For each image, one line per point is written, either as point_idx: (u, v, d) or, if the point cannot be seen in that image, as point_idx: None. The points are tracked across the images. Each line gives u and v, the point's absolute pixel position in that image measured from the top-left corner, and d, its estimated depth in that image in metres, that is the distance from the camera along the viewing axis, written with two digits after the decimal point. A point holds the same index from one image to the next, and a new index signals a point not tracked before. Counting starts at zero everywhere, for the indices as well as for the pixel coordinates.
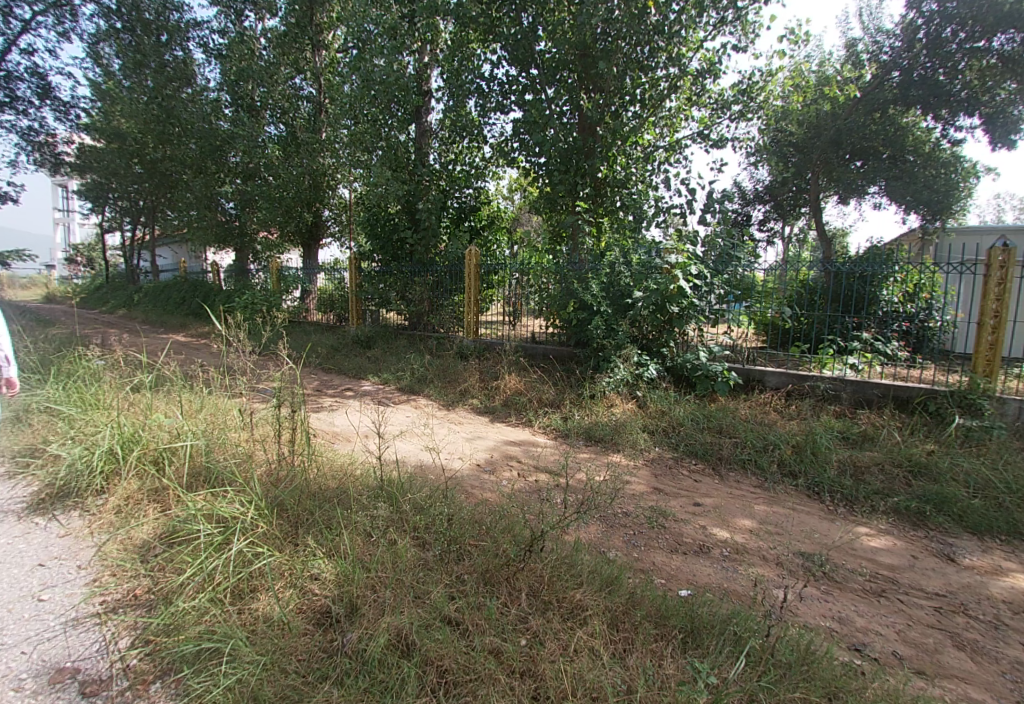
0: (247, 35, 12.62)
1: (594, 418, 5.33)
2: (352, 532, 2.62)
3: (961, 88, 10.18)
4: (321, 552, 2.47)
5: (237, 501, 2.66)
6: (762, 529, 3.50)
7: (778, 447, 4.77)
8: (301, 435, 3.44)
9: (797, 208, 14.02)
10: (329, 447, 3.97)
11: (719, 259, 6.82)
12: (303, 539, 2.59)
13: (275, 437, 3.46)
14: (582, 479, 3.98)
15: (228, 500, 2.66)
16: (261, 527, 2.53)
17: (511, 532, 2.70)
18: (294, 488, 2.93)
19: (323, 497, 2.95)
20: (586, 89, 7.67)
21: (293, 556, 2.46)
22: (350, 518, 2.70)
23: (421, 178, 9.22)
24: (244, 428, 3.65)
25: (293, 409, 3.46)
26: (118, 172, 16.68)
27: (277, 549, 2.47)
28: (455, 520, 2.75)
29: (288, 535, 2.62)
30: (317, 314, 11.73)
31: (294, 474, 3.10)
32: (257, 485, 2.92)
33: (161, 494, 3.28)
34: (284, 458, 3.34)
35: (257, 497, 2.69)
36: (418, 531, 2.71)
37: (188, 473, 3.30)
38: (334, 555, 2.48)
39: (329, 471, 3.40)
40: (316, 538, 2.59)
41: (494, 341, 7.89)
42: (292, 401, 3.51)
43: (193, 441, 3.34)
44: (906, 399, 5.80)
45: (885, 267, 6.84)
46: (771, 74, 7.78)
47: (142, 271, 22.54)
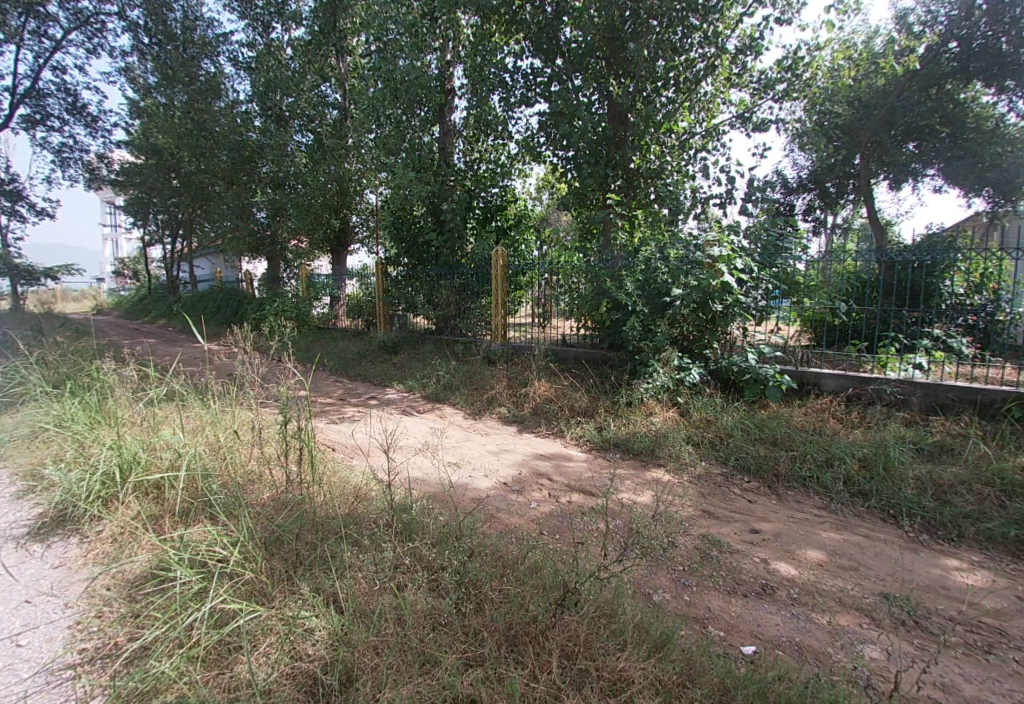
0: (273, 47, 12.77)
1: (632, 427, 4.89)
2: (355, 576, 2.29)
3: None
4: (318, 603, 2.15)
5: (222, 541, 2.37)
6: (832, 565, 3.04)
7: (844, 462, 4.25)
8: (306, 450, 3.12)
9: (844, 196, 13.15)
10: (342, 465, 3.66)
11: (766, 252, 6.26)
12: (298, 584, 2.27)
13: (281, 453, 3.15)
14: (621, 501, 3.56)
15: (211, 538, 2.36)
16: (247, 574, 2.22)
17: (540, 572, 2.31)
18: (294, 517, 2.61)
19: (328, 527, 2.63)
20: (616, 76, 7.20)
21: (284, 606, 2.15)
22: (352, 558, 2.38)
23: (446, 178, 8.93)
24: (252, 447, 3.38)
25: (296, 423, 3.13)
26: (156, 186, 17.06)
27: (265, 600, 2.16)
28: (473, 559, 2.40)
29: (281, 578, 2.31)
30: (345, 320, 11.59)
31: (296, 502, 2.79)
32: (254, 516, 2.63)
33: (159, 519, 2.99)
34: (290, 476, 3.02)
35: (242, 536, 2.38)
36: (433, 569, 2.36)
37: (188, 498, 3.04)
38: (333, 606, 2.16)
39: (341, 490, 3.08)
40: (314, 584, 2.28)
41: (523, 345, 7.52)
42: (299, 416, 3.21)
43: (189, 462, 3.06)
44: (987, 404, 5.16)
45: (952, 255, 6.19)
46: (819, 48, 7.16)
47: (181, 282, 23.09)
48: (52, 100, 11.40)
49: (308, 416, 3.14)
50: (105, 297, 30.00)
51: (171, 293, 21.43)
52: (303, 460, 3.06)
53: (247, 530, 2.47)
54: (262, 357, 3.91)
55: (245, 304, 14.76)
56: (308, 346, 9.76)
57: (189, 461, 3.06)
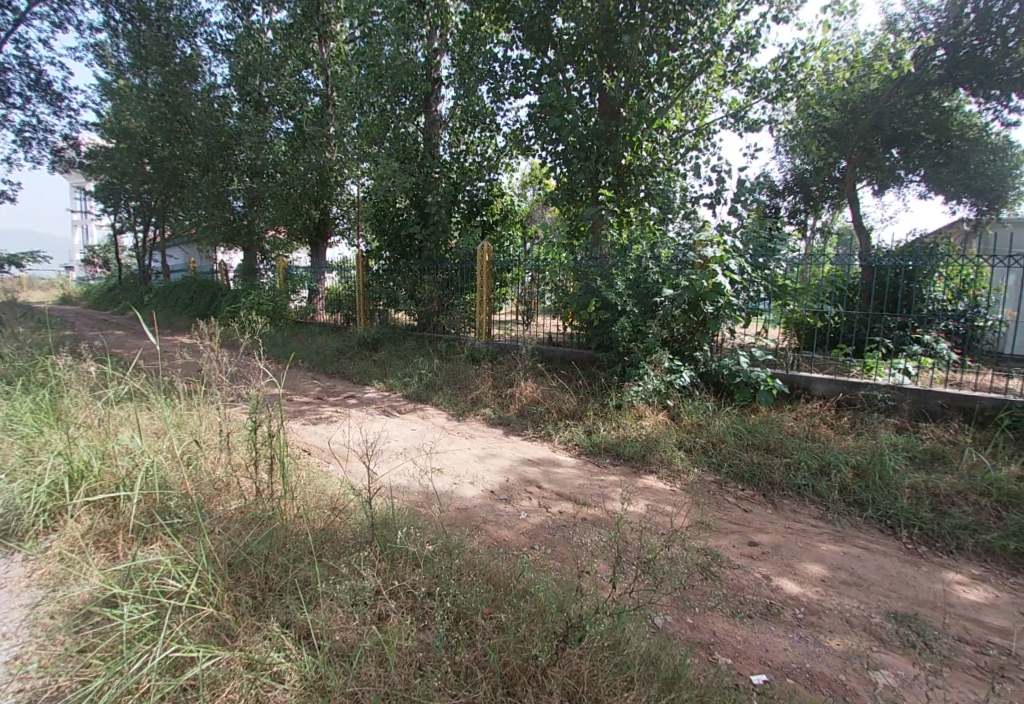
0: (253, 30, 12.31)
1: (621, 431, 4.73)
2: (331, 606, 2.07)
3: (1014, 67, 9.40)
4: (288, 642, 1.92)
5: (177, 572, 2.11)
6: (834, 580, 2.93)
7: (839, 470, 4.14)
8: (276, 457, 2.88)
9: (828, 200, 13.21)
10: (316, 472, 3.42)
11: (758, 252, 6.13)
12: (265, 618, 2.03)
13: (250, 460, 2.89)
14: (614, 511, 3.39)
15: (163, 569, 2.09)
16: (207, 608, 1.97)
17: (536, 598, 2.13)
18: (262, 535, 2.37)
19: (300, 544, 2.39)
20: (609, 69, 7.01)
21: (250, 646, 1.91)
22: (327, 586, 2.15)
23: (431, 170, 8.68)
24: (219, 452, 3.11)
25: (268, 428, 2.88)
26: (127, 171, 16.40)
27: (226, 641, 1.92)
28: (462, 583, 2.20)
29: (247, 610, 2.07)
30: (324, 314, 11.24)
31: (265, 515, 2.54)
32: (216, 536, 2.37)
33: (111, 537, 2.72)
34: (260, 485, 2.77)
35: (201, 564, 2.13)
36: (417, 595, 2.16)
37: (144, 513, 2.76)
38: (305, 643, 1.93)
39: (315, 502, 2.84)
40: (285, 618, 2.04)
41: (508, 343, 7.31)
42: (268, 420, 2.95)
43: (145, 472, 2.81)
44: (977, 411, 5.12)
45: (940, 260, 6.18)
46: (814, 48, 7.07)
47: (153, 272, 22.30)
48: (12, 75, 10.78)
49: (280, 421, 2.89)
50: (74, 285, 28.91)
51: (143, 282, 20.68)
52: (274, 469, 2.81)
53: (209, 553, 2.22)
54: (230, 354, 3.64)
55: (219, 295, 14.25)
56: (284, 342, 9.40)
57: (147, 470, 2.80)
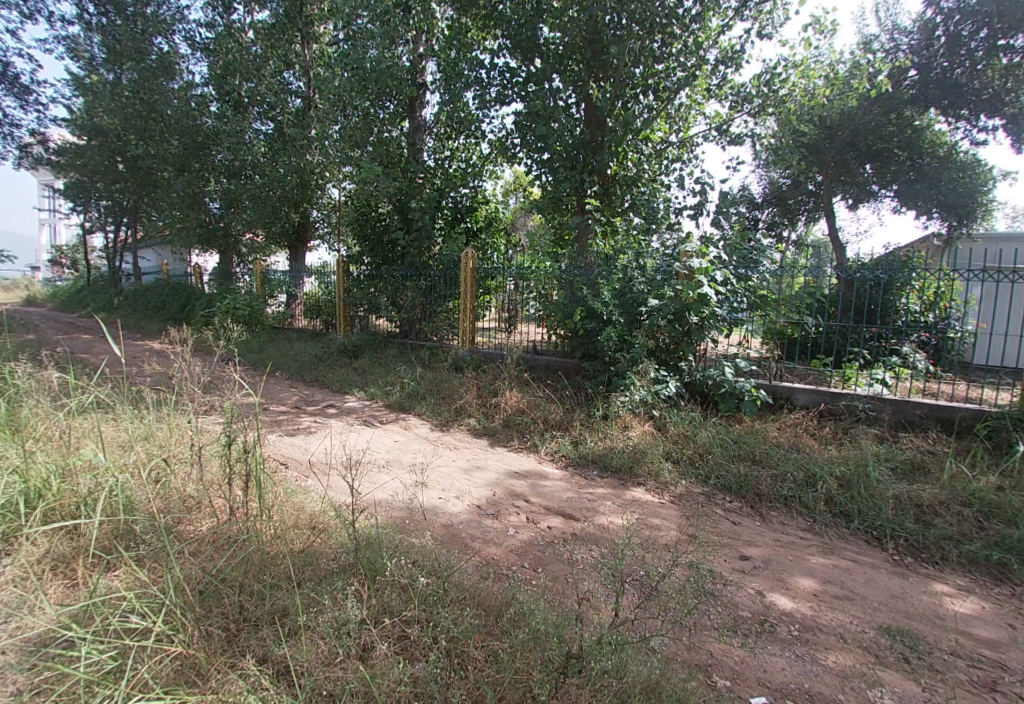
0: (234, 29, 12.09)
1: (608, 442, 4.67)
2: (312, 637, 1.95)
3: (973, 89, 10.02)
4: (267, 680, 1.80)
5: (142, 607, 1.96)
6: (827, 595, 2.91)
7: (824, 481, 4.15)
8: (251, 475, 2.74)
9: (805, 213, 13.49)
10: (294, 487, 3.27)
11: (743, 262, 6.13)
12: (240, 655, 1.90)
13: (224, 477, 2.75)
14: (604, 526, 3.32)
15: (127, 605, 1.93)
16: (176, 648, 1.83)
17: (530, 626, 2.08)
18: (236, 561, 2.23)
19: (277, 569, 2.27)
20: (595, 78, 7.02)
21: (224, 685, 1.78)
22: (307, 617, 2.04)
23: (414, 176, 8.59)
24: (191, 467, 2.94)
25: (242, 444, 2.75)
26: (98, 170, 15.91)
27: (198, 682, 1.78)
28: (451, 610, 2.11)
29: (220, 646, 1.94)
30: (303, 320, 11.00)
31: (240, 538, 2.41)
32: (187, 562, 2.23)
33: (71, 564, 2.44)
34: (234, 505, 2.63)
35: (169, 598, 1.98)
36: (404, 623, 2.06)
37: (110, 536, 2.52)
38: (284, 681, 1.82)
39: (293, 521, 2.71)
40: (261, 653, 1.92)
41: (492, 352, 7.22)
42: (242, 432, 2.80)
43: (109, 489, 2.60)
44: (954, 422, 5.20)
45: (917, 274, 6.31)
46: (796, 65, 7.20)
47: (124, 274, 21.61)
48: None
49: (256, 435, 2.76)
50: (39, 287, 27.88)
51: (112, 285, 20.00)
52: (249, 487, 2.68)
53: (178, 584, 2.08)
54: (204, 363, 3.47)
55: (193, 299, 13.86)
56: (260, 348, 9.13)
57: (111, 489, 2.61)
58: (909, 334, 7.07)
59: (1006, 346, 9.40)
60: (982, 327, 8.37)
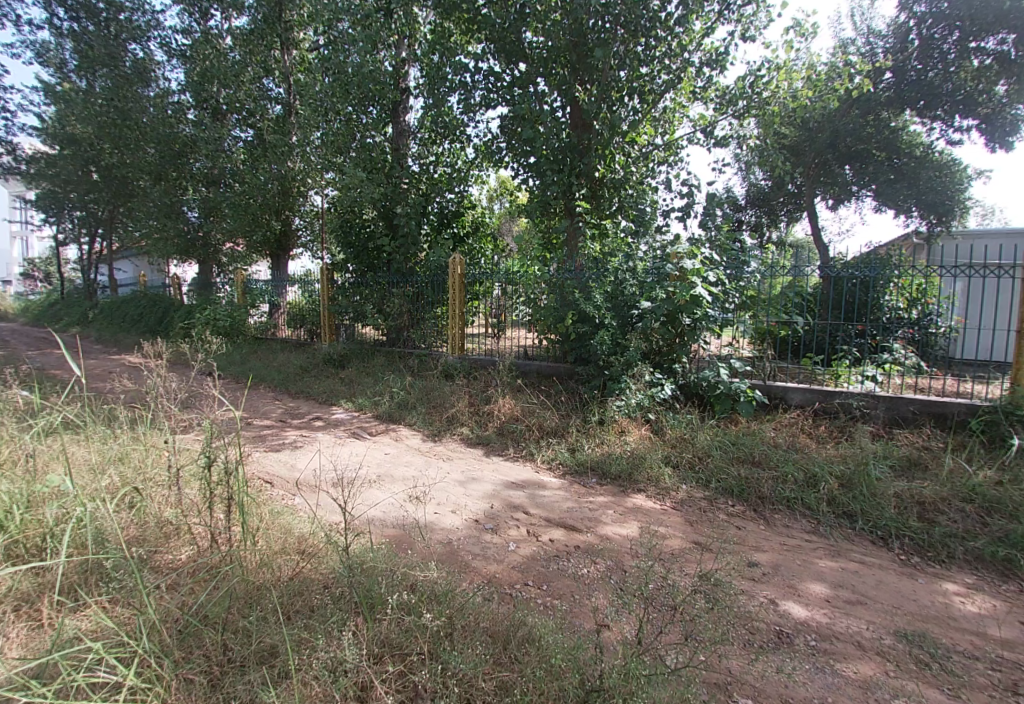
0: (211, 35, 11.89)
1: (605, 448, 4.56)
2: (305, 679, 1.81)
3: (945, 91, 10.31)
4: None
5: (111, 657, 1.77)
6: (838, 601, 2.84)
7: (826, 480, 4.09)
8: (234, 498, 2.58)
9: (787, 214, 13.61)
10: (280, 507, 3.11)
11: (734, 263, 6.10)
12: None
13: (204, 502, 2.58)
14: (607, 537, 3.21)
15: (94, 655, 1.74)
16: None
17: (543, 657, 1.96)
18: (218, 595, 2.08)
19: (264, 605, 2.11)
20: (581, 81, 6.95)
21: None
22: (300, 657, 1.88)
23: (399, 181, 8.47)
24: (170, 492, 2.76)
25: (222, 466, 2.59)
26: (71, 180, 15.51)
27: None
28: (457, 643, 1.99)
29: (202, 696, 1.76)
30: (287, 330, 10.77)
31: (222, 568, 2.24)
32: (164, 600, 2.06)
33: (35, 601, 2.19)
34: (216, 531, 2.47)
35: (142, 645, 1.79)
36: (407, 661, 1.94)
37: (80, 568, 2.29)
38: None
39: (280, 546, 2.56)
40: (249, 698, 1.76)
41: (482, 358, 7.10)
42: (221, 454, 2.63)
43: (78, 519, 2.39)
44: (948, 418, 5.20)
45: (905, 271, 6.35)
46: (779, 67, 7.22)
47: (100, 287, 21.01)
48: None
49: (237, 456, 2.60)
50: (11, 301, 27.02)
51: (87, 298, 19.47)
52: (232, 512, 2.52)
53: (153, 624, 1.92)
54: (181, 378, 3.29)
55: (172, 310, 13.50)
56: (242, 360, 8.89)
57: (79, 519, 2.43)
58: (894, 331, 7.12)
59: (988, 340, 9.54)
60: (965, 322, 8.48)
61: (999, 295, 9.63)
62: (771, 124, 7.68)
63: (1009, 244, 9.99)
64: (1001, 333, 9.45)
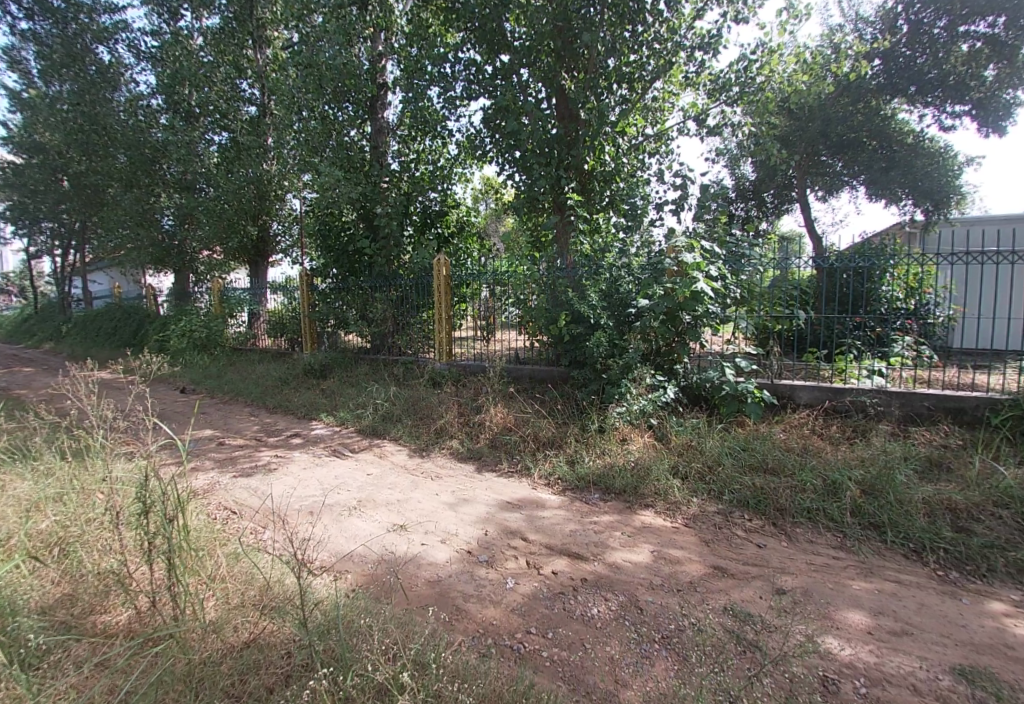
0: (180, 35, 11.45)
1: (607, 459, 4.20)
2: None
3: (937, 76, 10.10)
4: None
5: None
6: (880, 632, 2.52)
7: (848, 488, 3.76)
8: (176, 550, 2.19)
9: (778, 207, 13.38)
10: (240, 547, 2.74)
11: (733, 256, 5.76)
12: None
13: (142, 556, 2.19)
14: (616, 565, 2.86)
15: None
16: None
17: None
18: (146, 686, 1.69)
19: (205, 695, 1.73)
20: (567, 68, 6.61)
21: None
22: None
23: (378, 180, 8.06)
24: (104, 543, 2.36)
25: (160, 514, 2.21)
26: (40, 190, 14.93)
27: None
28: None
29: None
30: (267, 339, 10.31)
31: (157, 645, 1.86)
32: (77, 698, 1.67)
33: None
34: (154, 592, 2.09)
35: None
36: None
37: None
38: None
39: (235, 605, 2.18)
40: None
41: (472, 364, 6.73)
42: (159, 498, 2.23)
43: None
44: (965, 413, 4.91)
45: (910, 260, 6.07)
46: (773, 51, 6.93)
47: (74, 300, 20.30)
48: None
49: (177, 501, 2.23)
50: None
51: (61, 311, 18.78)
52: (174, 569, 2.13)
53: None
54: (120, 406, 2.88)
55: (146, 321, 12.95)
56: (219, 373, 8.44)
57: None
58: (896, 322, 6.88)
59: (988, 329, 9.32)
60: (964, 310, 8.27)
61: (996, 282, 9.45)
62: (764, 111, 7.40)
63: (1005, 229, 9.80)
64: (1000, 320, 9.24)
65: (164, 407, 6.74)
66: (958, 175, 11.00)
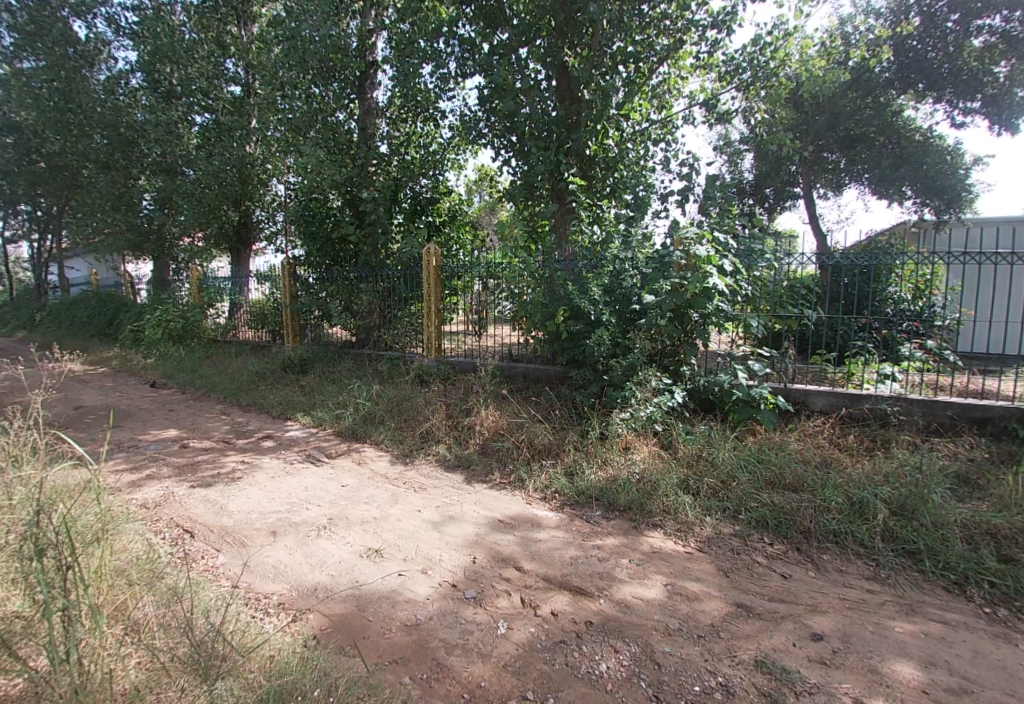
0: (161, 9, 10.88)
1: (609, 470, 3.79)
2: None
3: (948, 72, 9.77)
4: None
5: None
6: (937, 690, 2.14)
7: (877, 508, 3.38)
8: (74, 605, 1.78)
9: (779, 204, 13.04)
10: (178, 587, 2.34)
11: (746, 251, 5.34)
12: None
13: (32, 615, 1.78)
14: (626, 603, 2.46)
15: None
16: None
17: None
18: None
19: None
20: (570, 43, 6.13)
21: None
22: None
23: (365, 164, 7.58)
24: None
25: (54, 561, 1.81)
26: (13, 171, 14.28)
27: None
28: None
29: None
30: (248, 331, 9.82)
31: None
32: None
33: None
34: (45, 664, 1.68)
35: None
36: None
37: None
38: None
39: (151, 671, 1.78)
40: None
41: (462, 361, 6.29)
42: (51, 541, 1.82)
43: None
44: (989, 423, 4.56)
45: (929, 260, 5.72)
46: (788, 33, 6.51)
47: (50, 287, 19.57)
48: None
49: (74, 545, 1.83)
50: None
51: (36, 299, 18.06)
52: (70, 630, 1.72)
53: None
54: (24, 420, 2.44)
55: (121, 310, 12.36)
56: (194, 366, 7.95)
57: None
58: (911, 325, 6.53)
59: (994, 333, 9.03)
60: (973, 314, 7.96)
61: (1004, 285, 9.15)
62: (778, 98, 6.98)
63: (1014, 230, 9.51)
64: (1007, 324, 8.94)
65: (130, 403, 6.26)
66: (967, 173, 10.66)
